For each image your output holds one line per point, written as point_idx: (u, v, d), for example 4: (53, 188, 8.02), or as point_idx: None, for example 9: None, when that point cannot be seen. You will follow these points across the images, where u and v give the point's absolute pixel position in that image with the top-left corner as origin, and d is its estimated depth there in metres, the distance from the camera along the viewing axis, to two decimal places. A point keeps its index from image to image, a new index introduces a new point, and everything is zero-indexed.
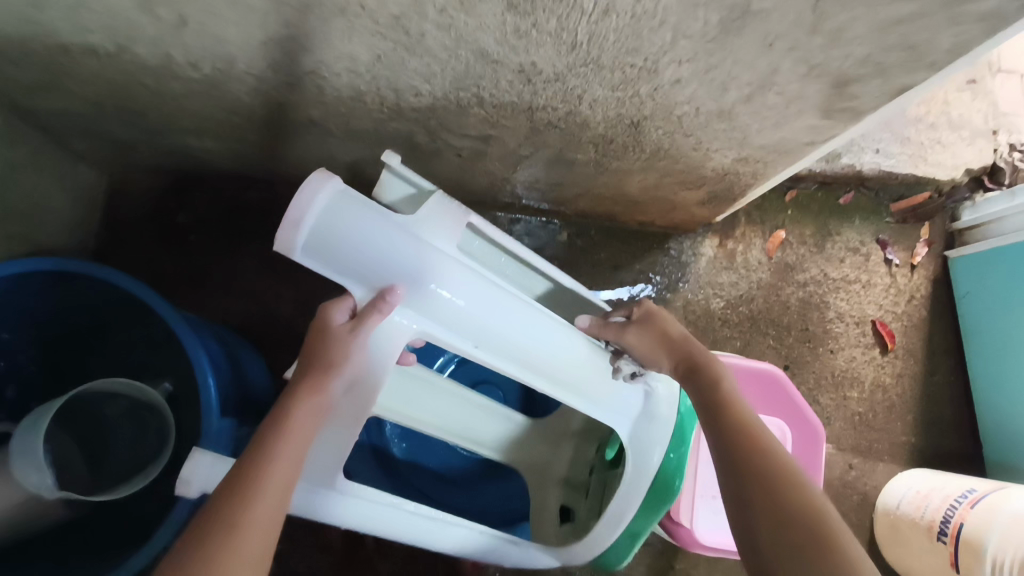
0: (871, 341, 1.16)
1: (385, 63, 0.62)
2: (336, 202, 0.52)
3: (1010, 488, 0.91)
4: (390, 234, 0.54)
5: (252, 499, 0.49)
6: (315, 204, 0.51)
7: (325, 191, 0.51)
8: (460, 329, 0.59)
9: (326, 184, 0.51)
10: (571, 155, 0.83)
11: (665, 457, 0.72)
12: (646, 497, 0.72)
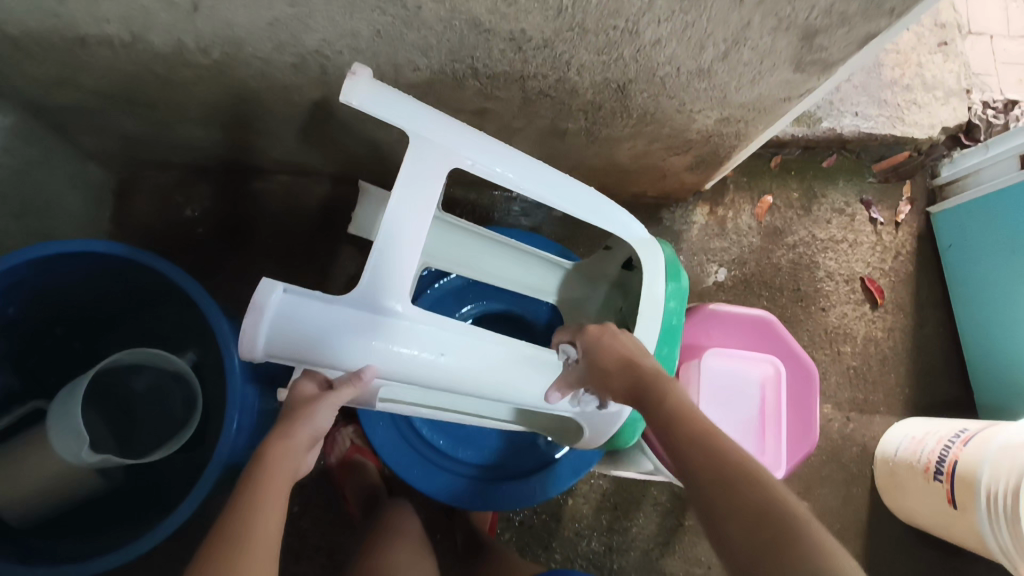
0: (861, 297, 1.21)
1: (384, 38, 0.66)
2: (283, 311, 0.53)
3: (1000, 423, 0.94)
4: (339, 324, 0.56)
5: (242, 537, 0.48)
6: (262, 322, 0.53)
7: (269, 302, 0.53)
8: (431, 380, 0.61)
9: (267, 299, 0.52)
10: (563, 125, 0.88)
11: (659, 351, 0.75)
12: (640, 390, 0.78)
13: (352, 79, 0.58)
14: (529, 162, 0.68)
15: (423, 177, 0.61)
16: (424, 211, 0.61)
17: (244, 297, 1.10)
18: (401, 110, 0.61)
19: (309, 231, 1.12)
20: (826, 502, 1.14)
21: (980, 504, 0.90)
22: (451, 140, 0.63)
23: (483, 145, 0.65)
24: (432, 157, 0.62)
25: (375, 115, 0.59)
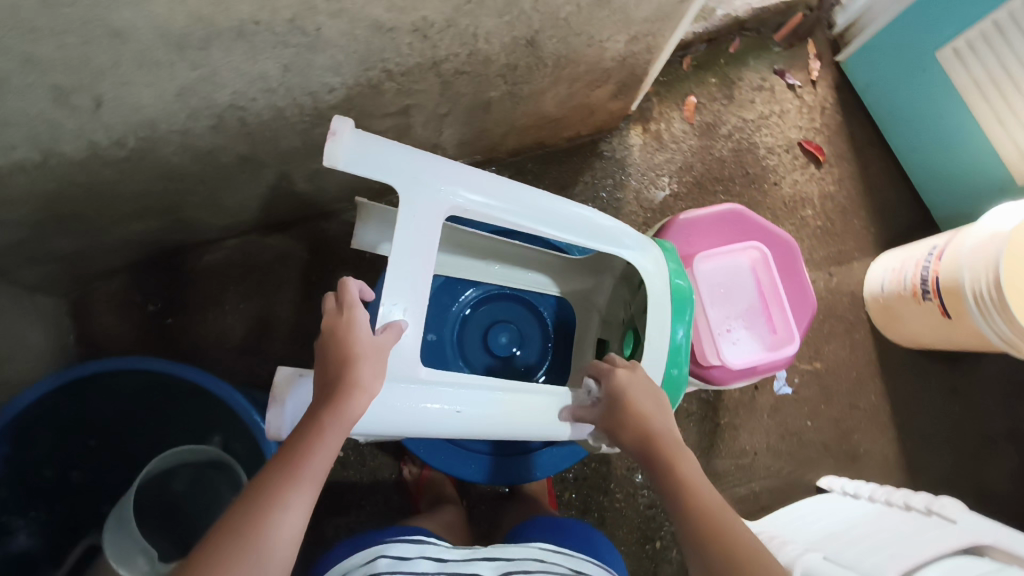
0: (804, 161, 1.26)
1: (294, 70, 0.66)
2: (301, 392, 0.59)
3: (962, 229, 1.01)
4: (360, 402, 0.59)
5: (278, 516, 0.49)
6: (282, 410, 0.58)
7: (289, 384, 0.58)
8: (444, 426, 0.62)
9: (282, 387, 0.58)
10: (486, 95, 0.89)
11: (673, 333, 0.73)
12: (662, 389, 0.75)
13: (334, 140, 0.55)
14: (525, 195, 0.65)
15: (419, 242, 0.60)
16: (425, 273, 0.61)
17: (237, 368, 1.08)
18: (388, 162, 0.58)
19: (275, 283, 1.11)
20: (837, 355, 1.20)
21: (968, 305, 0.96)
22: (444, 190, 0.61)
23: (476, 191, 0.63)
24: (429, 212, 0.60)
25: (364, 176, 0.57)
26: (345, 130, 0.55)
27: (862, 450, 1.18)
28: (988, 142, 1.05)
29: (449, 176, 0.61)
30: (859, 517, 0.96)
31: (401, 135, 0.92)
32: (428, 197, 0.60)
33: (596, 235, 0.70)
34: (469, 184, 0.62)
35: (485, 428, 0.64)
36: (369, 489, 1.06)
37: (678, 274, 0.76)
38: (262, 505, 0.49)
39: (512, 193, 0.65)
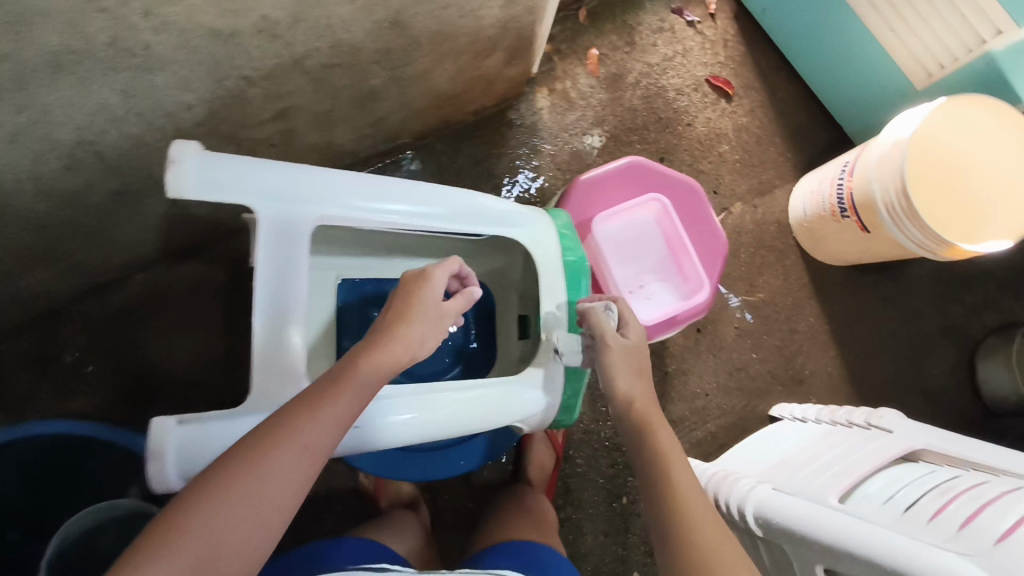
0: (714, 97, 1.25)
1: (137, 94, 0.62)
2: (181, 437, 0.55)
3: (869, 144, 1.01)
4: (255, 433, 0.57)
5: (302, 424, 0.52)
6: (166, 459, 0.54)
7: (165, 433, 0.55)
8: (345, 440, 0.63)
9: (161, 436, 0.54)
10: (368, 84, 0.84)
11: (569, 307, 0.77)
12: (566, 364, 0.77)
13: (173, 170, 0.55)
14: (399, 193, 0.65)
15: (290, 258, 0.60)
16: (298, 284, 0.60)
17: (170, 404, 1.04)
18: (240, 182, 0.58)
19: (196, 311, 1.07)
20: (772, 285, 1.22)
21: (882, 216, 0.96)
22: (308, 202, 0.61)
23: (345, 198, 0.62)
24: (292, 227, 0.60)
25: (214, 200, 0.57)
26: (186, 156, 0.56)
27: (808, 372, 1.20)
28: (883, 52, 1.06)
29: (313, 185, 0.61)
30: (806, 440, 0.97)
31: (289, 140, 0.88)
32: (286, 214, 0.60)
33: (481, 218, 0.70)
34: (337, 192, 0.62)
35: (396, 432, 0.65)
36: (328, 499, 1.05)
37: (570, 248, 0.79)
38: (283, 436, 0.51)
39: (385, 193, 0.65)
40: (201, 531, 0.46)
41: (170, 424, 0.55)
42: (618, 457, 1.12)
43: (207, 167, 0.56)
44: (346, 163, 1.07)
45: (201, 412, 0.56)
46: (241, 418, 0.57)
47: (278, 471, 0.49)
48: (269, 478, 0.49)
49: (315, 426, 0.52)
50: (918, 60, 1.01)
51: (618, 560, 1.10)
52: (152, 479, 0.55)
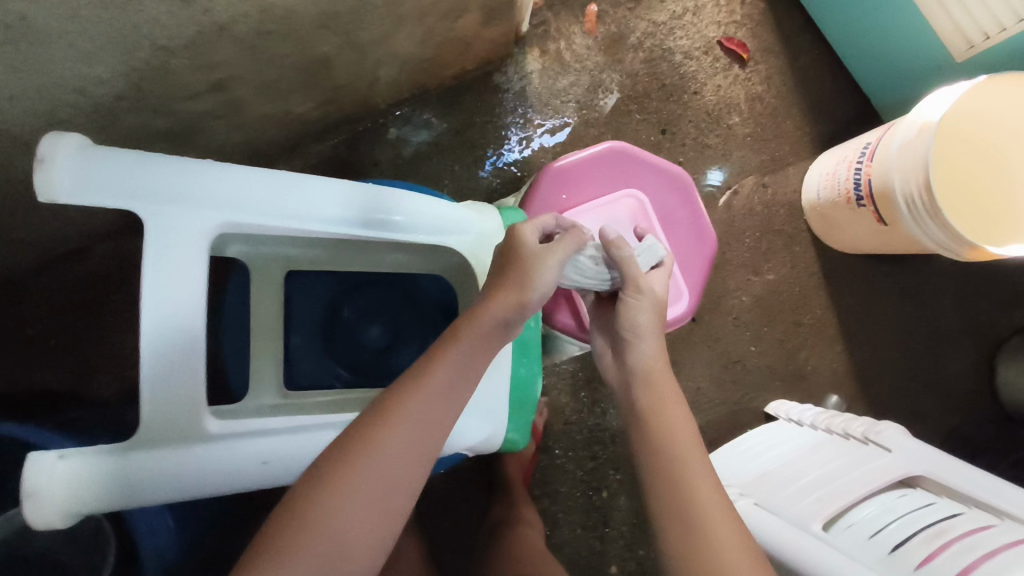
0: (726, 61, 1.13)
1: (30, 70, 0.54)
2: (61, 478, 0.47)
3: (895, 122, 0.89)
4: (131, 478, 0.48)
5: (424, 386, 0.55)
6: None
7: (46, 476, 0.46)
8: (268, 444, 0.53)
9: None
10: (318, 51, 0.75)
11: None
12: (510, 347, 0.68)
13: (44, 169, 0.46)
14: (308, 199, 0.54)
15: (185, 278, 0.50)
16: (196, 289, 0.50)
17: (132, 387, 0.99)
18: (116, 186, 0.48)
19: None
20: (777, 272, 1.12)
21: (899, 209, 0.86)
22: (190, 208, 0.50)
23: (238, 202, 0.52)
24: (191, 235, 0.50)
25: (92, 204, 0.47)
26: (58, 154, 0.46)
27: (810, 368, 1.12)
28: (920, 17, 0.93)
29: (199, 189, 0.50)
30: (795, 451, 0.91)
31: (237, 110, 0.80)
32: (178, 226, 0.50)
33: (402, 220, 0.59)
34: (227, 196, 0.51)
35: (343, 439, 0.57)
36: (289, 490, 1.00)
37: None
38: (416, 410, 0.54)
39: (280, 194, 0.53)
40: (337, 512, 0.49)
41: (51, 459, 0.47)
42: (601, 451, 1.07)
43: (68, 172, 0.46)
44: (312, 130, 0.98)
45: (89, 446, 0.48)
46: (131, 456, 0.48)
47: (411, 444, 0.53)
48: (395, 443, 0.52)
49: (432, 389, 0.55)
50: (959, 27, 0.89)
51: (594, 553, 1.06)
52: (32, 519, 0.47)
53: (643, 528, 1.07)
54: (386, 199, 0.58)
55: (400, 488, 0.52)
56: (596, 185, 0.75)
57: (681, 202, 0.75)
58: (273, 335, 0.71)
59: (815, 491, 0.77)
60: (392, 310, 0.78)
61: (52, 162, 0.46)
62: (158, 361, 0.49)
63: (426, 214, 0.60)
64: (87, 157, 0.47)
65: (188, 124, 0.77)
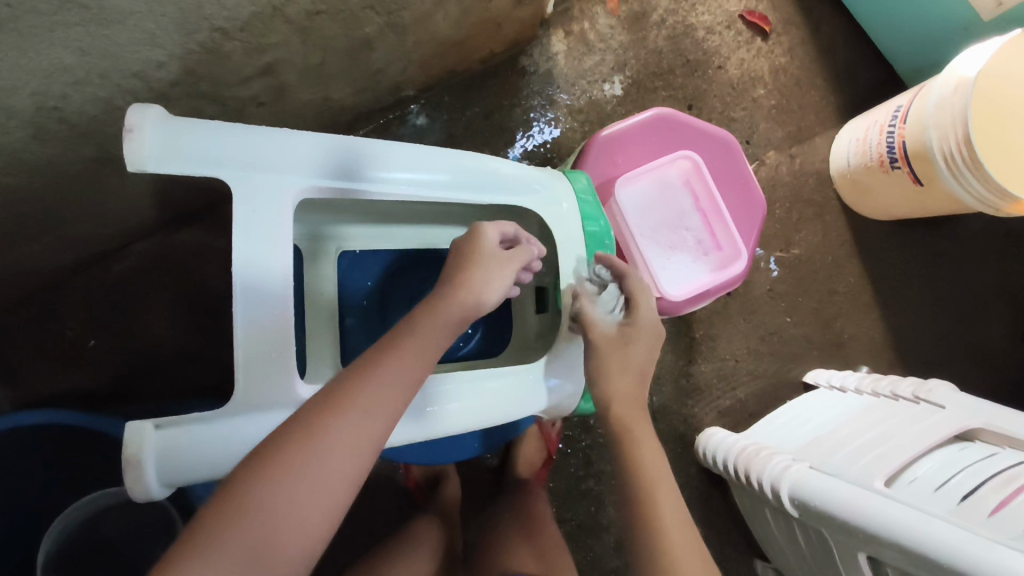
0: (748, 35, 1.14)
1: (97, 53, 0.55)
2: (161, 447, 0.49)
3: (927, 84, 0.90)
4: (228, 441, 0.51)
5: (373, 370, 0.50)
6: None
7: (149, 444, 0.49)
8: None
9: None
10: (361, 33, 0.76)
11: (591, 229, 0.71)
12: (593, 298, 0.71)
13: (132, 138, 0.49)
14: (373, 156, 0.59)
15: (269, 239, 0.54)
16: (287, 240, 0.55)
17: (176, 382, 0.99)
18: (202, 153, 0.52)
19: (199, 286, 1.01)
20: (810, 241, 1.12)
21: (938, 168, 0.87)
22: (271, 172, 0.54)
23: (312, 163, 0.56)
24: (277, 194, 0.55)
25: (181, 171, 0.51)
26: (146, 124, 0.50)
27: (846, 336, 1.12)
28: None
29: (277, 154, 0.55)
30: (845, 414, 0.91)
31: (279, 96, 0.80)
32: (263, 185, 0.54)
33: (460, 182, 0.63)
34: (305, 160, 0.56)
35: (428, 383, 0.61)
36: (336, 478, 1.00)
37: (594, 217, 0.71)
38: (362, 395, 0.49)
39: (347, 153, 0.58)
40: (272, 501, 0.43)
41: (149, 429, 0.49)
42: None
43: (163, 142, 0.51)
44: (345, 118, 0.99)
45: (182, 417, 0.51)
46: (225, 421, 0.51)
47: (355, 435, 0.47)
48: (339, 432, 0.46)
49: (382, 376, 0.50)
50: None
51: None
52: (131, 490, 0.49)
53: (690, 504, 1.06)
54: (444, 157, 0.63)
55: (338, 482, 0.45)
56: (644, 153, 0.81)
57: (723, 163, 0.81)
58: (328, 317, 0.73)
59: (874, 447, 0.77)
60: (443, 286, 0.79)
61: (149, 136, 0.50)
62: (255, 311, 0.53)
63: (481, 170, 0.65)
64: (172, 127, 0.51)
65: (233, 111, 0.77)
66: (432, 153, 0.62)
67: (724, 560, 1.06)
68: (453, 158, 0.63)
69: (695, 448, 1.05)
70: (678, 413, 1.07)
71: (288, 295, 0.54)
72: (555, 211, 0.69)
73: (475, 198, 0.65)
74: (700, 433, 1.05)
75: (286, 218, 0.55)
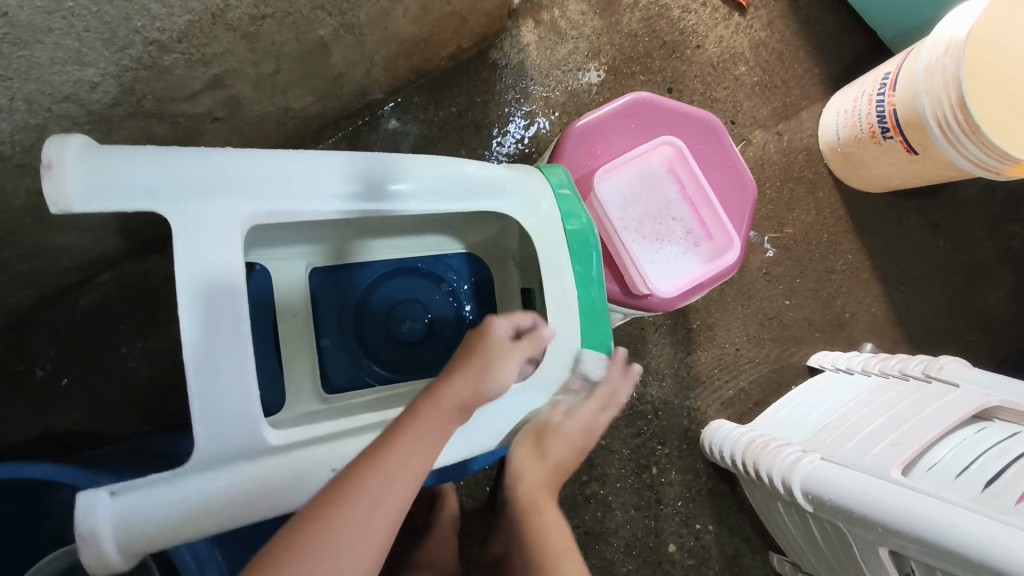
0: (725, 11, 1.09)
1: (18, 77, 0.51)
2: (116, 514, 0.46)
3: (915, 47, 0.86)
4: (189, 500, 0.48)
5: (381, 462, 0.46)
6: None
7: (101, 513, 0.46)
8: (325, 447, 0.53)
9: None
10: (314, 36, 0.72)
11: (570, 226, 0.65)
12: (580, 307, 0.65)
13: (51, 175, 0.45)
14: (326, 165, 0.55)
15: (215, 272, 0.50)
16: (234, 269, 0.51)
17: (154, 415, 0.95)
18: (134, 182, 0.48)
19: (172, 314, 0.96)
20: (804, 220, 1.08)
21: (932, 134, 0.83)
22: (211, 200, 0.51)
23: (260, 183, 0.53)
24: (217, 220, 0.51)
25: (108, 204, 0.48)
26: (67, 157, 0.46)
27: (849, 315, 1.08)
28: None
29: (216, 177, 0.51)
30: (852, 398, 0.88)
31: (235, 110, 0.76)
32: (203, 210, 0.50)
33: (424, 191, 0.59)
34: (249, 179, 0.52)
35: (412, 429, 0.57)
36: None
37: (574, 215, 0.65)
38: (369, 489, 0.44)
39: (300, 167, 0.54)
40: None
41: (104, 497, 0.46)
42: (645, 426, 1.02)
43: (84, 174, 0.47)
44: (311, 127, 0.94)
45: (139, 479, 0.48)
46: (186, 481, 0.48)
47: (355, 537, 0.42)
48: (341, 538, 0.42)
49: (383, 471, 0.46)
50: None
51: (650, 533, 1.00)
52: (87, 563, 0.46)
53: (700, 501, 1.02)
54: (405, 164, 0.58)
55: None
56: (625, 140, 0.77)
57: (708, 148, 0.78)
58: (305, 337, 0.69)
59: (886, 434, 0.73)
60: (426, 296, 0.75)
61: (67, 168, 0.46)
62: (203, 347, 0.49)
63: (446, 173, 0.60)
64: (97, 157, 0.48)
65: (186, 128, 0.73)
66: (389, 162, 0.58)
67: (739, 556, 1.02)
68: (414, 165, 0.59)
69: (701, 443, 1.01)
70: (680, 408, 1.03)
71: (242, 332, 0.51)
72: (533, 213, 0.64)
73: (441, 206, 0.60)
74: (705, 428, 1.02)
75: (232, 246, 0.51)
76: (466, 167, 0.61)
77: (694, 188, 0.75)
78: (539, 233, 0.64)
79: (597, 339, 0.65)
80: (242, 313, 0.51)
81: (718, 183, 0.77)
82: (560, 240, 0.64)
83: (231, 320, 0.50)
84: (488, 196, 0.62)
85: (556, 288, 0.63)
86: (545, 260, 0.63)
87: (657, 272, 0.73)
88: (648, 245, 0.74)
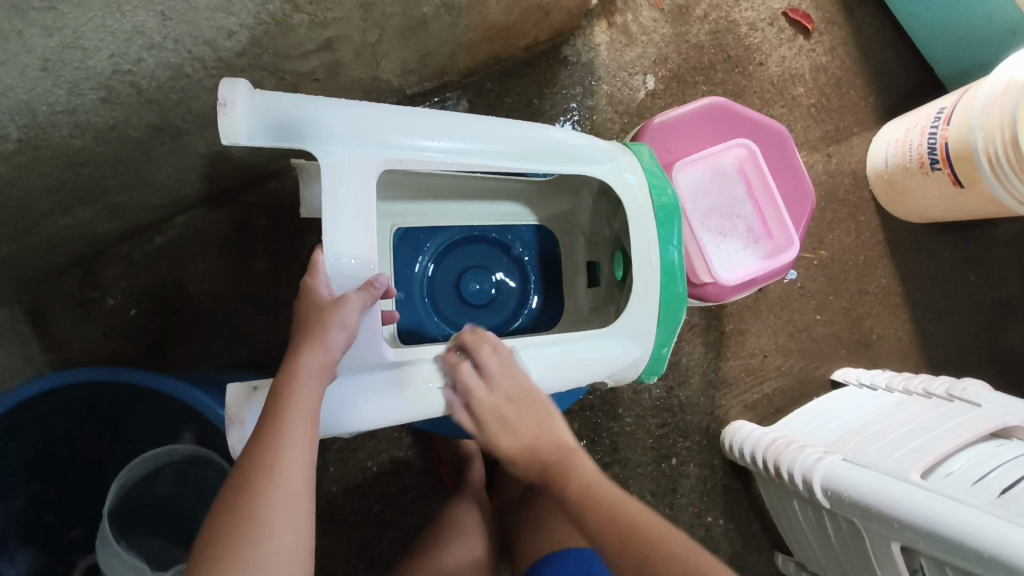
0: (790, 33, 1.14)
1: (173, 19, 0.56)
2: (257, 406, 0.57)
3: (973, 85, 0.91)
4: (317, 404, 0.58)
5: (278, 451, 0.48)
6: None
7: (246, 405, 0.56)
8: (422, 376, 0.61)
9: None
10: (418, 12, 0.77)
11: (659, 197, 0.70)
12: (662, 280, 0.69)
13: (227, 114, 0.53)
14: (443, 125, 0.62)
15: (349, 212, 0.58)
16: (366, 205, 0.58)
17: (213, 351, 1.01)
18: (289, 124, 0.56)
19: (239, 260, 1.02)
20: (842, 240, 1.13)
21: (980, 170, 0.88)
22: (350, 144, 0.58)
23: (389, 132, 0.60)
24: (355, 162, 0.58)
25: (267, 142, 0.55)
26: (237, 100, 0.54)
27: (876, 337, 1.13)
28: None
29: (353, 125, 0.58)
30: (877, 410, 0.93)
31: (333, 74, 0.81)
32: (345, 153, 0.58)
33: (529, 154, 0.66)
34: (381, 131, 0.59)
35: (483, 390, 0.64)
36: (367, 464, 0.98)
37: (661, 187, 0.70)
38: (268, 483, 0.47)
39: (423, 123, 0.61)
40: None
41: (248, 391, 0.57)
42: (668, 419, 1.07)
43: (250, 116, 0.54)
44: (391, 99, 1.00)
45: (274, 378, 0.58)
46: None
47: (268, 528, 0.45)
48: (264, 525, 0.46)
49: (288, 460, 0.48)
50: None
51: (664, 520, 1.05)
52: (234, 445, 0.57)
53: (713, 495, 1.07)
54: (510, 125, 0.65)
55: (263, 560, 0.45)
56: (700, 140, 0.83)
57: (777, 156, 0.84)
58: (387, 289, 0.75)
59: (911, 439, 0.78)
60: (494, 262, 0.82)
61: (235, 109, 0.53)
62: (339, 268, 0.57)
63: (545, 137, 0.66)
64: (259, 100, 0.55)
65: (289, 85, 0.78)
66: (494, 126, 0.64)
67: (745, 553, 1.07)
68: (519, 131, 0.65)
69: (721, 440, 1.06)
70: (704, 406, 1.08)
71: (370, 253, 0.58)
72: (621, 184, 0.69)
73: (543, 169, 0.66)
74: (728, 425, 1.06)
75: (368, 186, 0.58)
76: (561, 135, 0.67)
77: (762, 188, 0.80)
78: (630, 204, 0.69)
79: (673, 299, 0.69)
80: (371, 241, 0.59)
81: (785, 187, 0.83)
82: (650, 212, 0.69)
83: (362, 245, 0.58)
84: (584, 164, 0.68)
85: (641, 261, 0.68)
86: (636, 230, 0.68)
87: (720, 262, 0.79)
88: (714, 234, 0.80)
